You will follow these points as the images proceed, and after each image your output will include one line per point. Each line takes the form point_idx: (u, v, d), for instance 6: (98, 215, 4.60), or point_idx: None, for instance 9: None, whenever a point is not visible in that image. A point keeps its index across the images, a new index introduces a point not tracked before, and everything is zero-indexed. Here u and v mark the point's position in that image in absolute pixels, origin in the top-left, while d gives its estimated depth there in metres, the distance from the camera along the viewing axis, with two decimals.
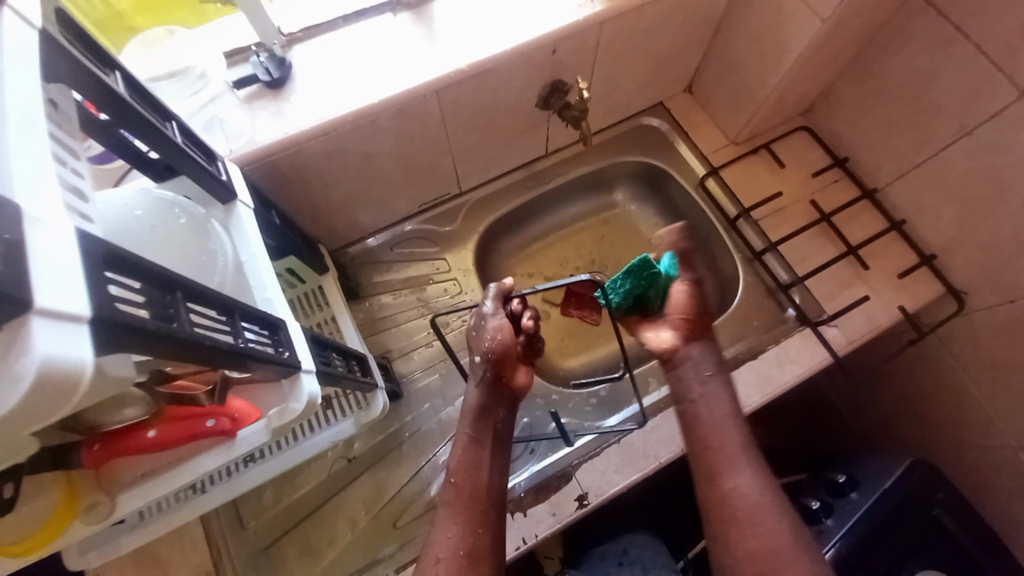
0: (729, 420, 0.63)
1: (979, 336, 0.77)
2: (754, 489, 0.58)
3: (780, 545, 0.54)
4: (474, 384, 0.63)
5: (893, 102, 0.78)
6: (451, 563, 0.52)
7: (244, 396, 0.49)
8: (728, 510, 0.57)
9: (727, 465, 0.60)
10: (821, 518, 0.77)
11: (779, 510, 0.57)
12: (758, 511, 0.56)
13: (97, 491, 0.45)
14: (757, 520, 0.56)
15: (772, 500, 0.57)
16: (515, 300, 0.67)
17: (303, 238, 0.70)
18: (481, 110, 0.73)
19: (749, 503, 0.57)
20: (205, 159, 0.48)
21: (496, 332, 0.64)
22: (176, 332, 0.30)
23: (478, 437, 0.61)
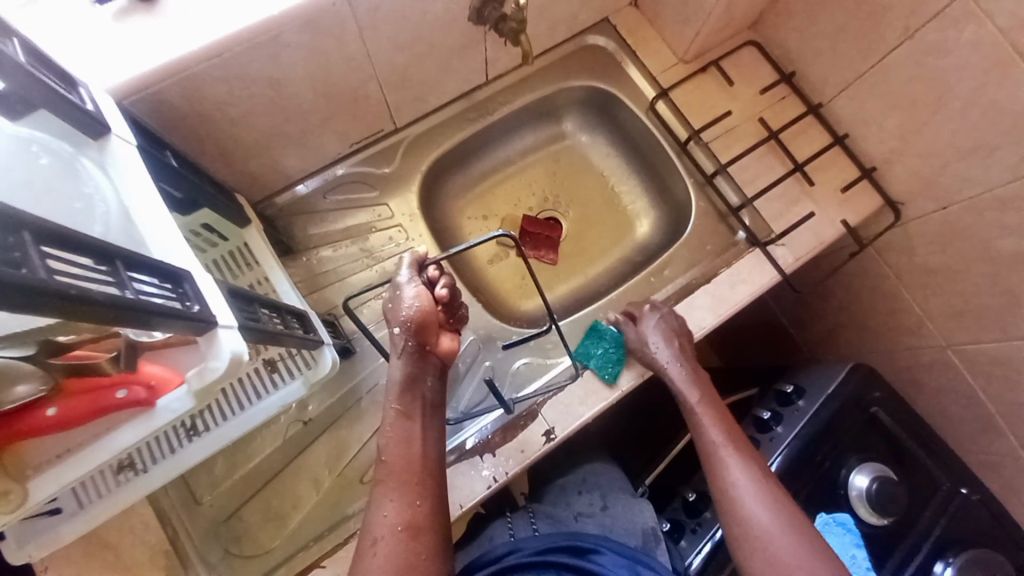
0: (730, 424, 0.69)
1: (913, 244, 0.80)
2: (748, 477, 0.63)
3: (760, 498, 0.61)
4: (398, 355, 0.60)
5: (839, 8, 0.75)
6: (389, 539, 0.51)
7: (162, 360, 0.44)
8: (729, 495, 0.63)
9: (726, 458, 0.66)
10: (772, 427, 0.81)
11: (778, 498, 0.61)
12: (750, 495, 0.62)
13: (2, 480, 0.39)
14: (752, 500, 0.61)
15: (767, 485, 0.62)
16: (431, 268, 0.64)
17: (214, 185, 0.62)
18: (406, 27, 0.64)
19: (744, 487, 0.62)
20: (62, 85, 0.40)
21: (413, 301, 0.60)
22: (14, 278, 0.24)
23: (408, 409, 0.58)
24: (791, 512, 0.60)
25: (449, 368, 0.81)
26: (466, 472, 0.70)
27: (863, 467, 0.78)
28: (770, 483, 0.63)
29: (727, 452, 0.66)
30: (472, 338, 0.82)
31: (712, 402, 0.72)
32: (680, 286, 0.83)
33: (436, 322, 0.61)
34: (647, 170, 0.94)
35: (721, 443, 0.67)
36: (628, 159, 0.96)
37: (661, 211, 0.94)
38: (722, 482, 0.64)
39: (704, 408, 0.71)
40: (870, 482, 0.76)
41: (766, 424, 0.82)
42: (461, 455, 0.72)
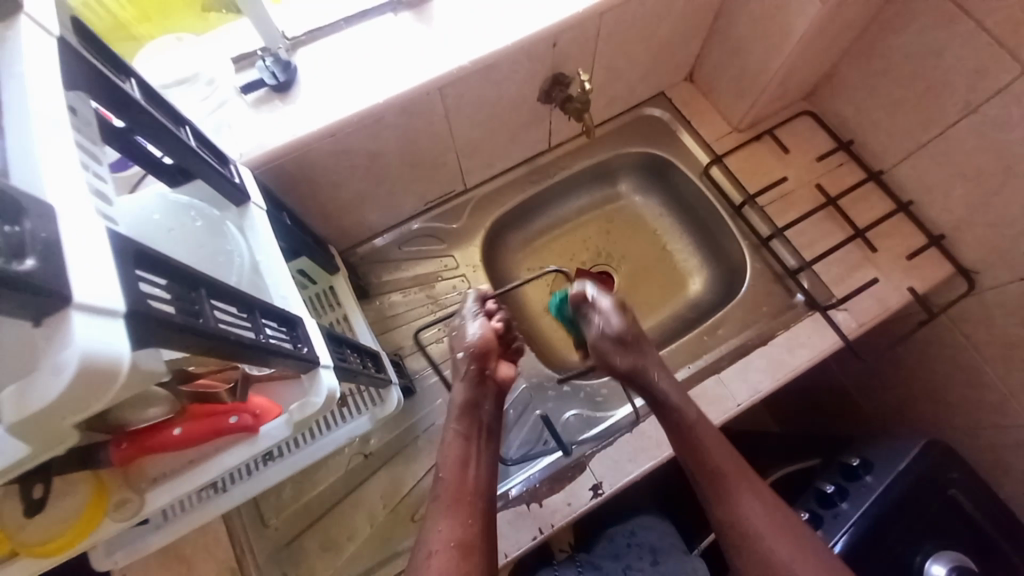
0: (724, 444, 0.65)
1: (990, 316, 0.77)
2: (759, 511, 0.61)
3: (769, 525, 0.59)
4: (461, 379, 0.66)
5: (895, 83, 0.77)
6: (442, 555, 0.53)
7: (265, 393, 0.51)
8: (743, 536, 0.60)
9: (731, 491, 0.62)
10: (836, 503, 0.76)
11: (790, 531, 0.59)
12: (765, 531, 0.59)
13: (127, 488, 0.46)
14: (767, 539, 0.59)
15: (777, 518, 0.60)
16: (491, 302, 0.72)
17: (313, 238, 0.71)
18: (483, 106, 0.73)
19: (756, 524, 0.60)
20: (218, 161, 0.48)
21: (476, 332, 0.68)
22: (201, 327, 0.30)
23: (466, 430, 0.63)
24: (805, 543, 0.59)
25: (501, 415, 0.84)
26: (514, 521, 0.72)
27: (938, 557, 0.72)
28: (778, 510, 0.61)
29: (733, 486, 0.62)
30: (521, 390, 0.85)
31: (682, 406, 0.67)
32: (735, 346, 0.82)
33: (495, 349, 0.67)
34: (701, 231, 0.97)
35: (724, 476, 0.63)
36: (682, 219, 0.99)
37: (715, 270, 0.95)
38: (734, 521, 0.61)
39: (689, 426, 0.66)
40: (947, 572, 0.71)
41: (830, 499, 0.77)
42: (507, 503, 0.73)
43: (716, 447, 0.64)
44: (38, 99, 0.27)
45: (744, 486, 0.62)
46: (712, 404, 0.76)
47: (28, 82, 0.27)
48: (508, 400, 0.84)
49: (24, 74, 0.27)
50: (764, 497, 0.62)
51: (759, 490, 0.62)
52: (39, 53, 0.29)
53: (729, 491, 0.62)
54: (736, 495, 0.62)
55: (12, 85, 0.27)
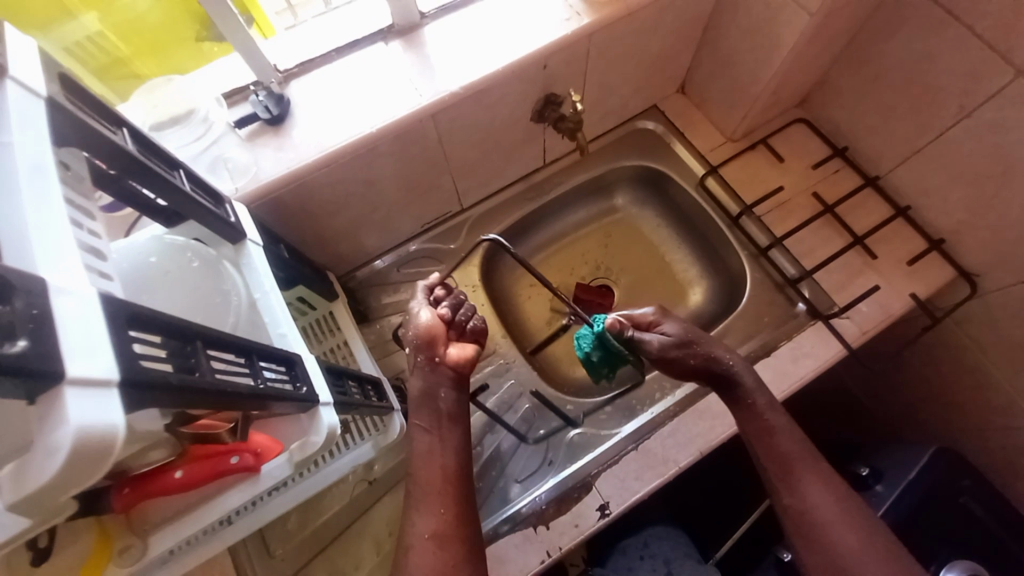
0: (796, 432, 0.62)
1: (996, 318, 0.76)
2: (828, 501, 0.58)
3: (835, 514, 0.57)
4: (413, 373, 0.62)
5: (889, 89, 0.77)
6: (420, 547, 0.54)
7: (266, 430, 0.50)
8: (809, 524, 0.57)
9: (800, 478, 0.60)
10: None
11: (863, 525, 0.56)
12: (833, 521, 0.57)
13: (130, 534, 0.46)
14: (835, 528, 0.56)
15: (847, 509, 0.57)
16: (439, 290, 0.68)
17: (311, 266, 0.72)
18: (476, 128, 0.74)
19: (824, 512, 0.57)
20: (213, 202, 0.48)
21: (421, 321, 0.64)
22: (198, 382, 0.30)
23: (429, 424, 0.59)
24: (877, 537, 0.56)
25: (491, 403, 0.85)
26: (521, 544, 0.71)
27: (953, 565, 0.71)
28: (850, 501, 0.58)
29: (800, 472, 0.60)
30: (511, 383, 0.86)
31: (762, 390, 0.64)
32: (738, 357, 0.81)
33: (441, 334, 0.63)
34: (699, 241, 0.97)
35: (791, 462, 0.60)
36: (680, 230, 0.99)
37: (715, 281, 0.95)
38: (800, 508, 0.59)
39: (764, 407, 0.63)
40: None
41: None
42: (514, 525, 0.73)
43: (785, 433, 0.62)
44: (22, 161, 0.27)
45: (814, 474, 0.60)
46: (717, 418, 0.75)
47: (11, 146, 0.27)
48: (497, 389, 0.85)
49: (6, 137, 0.27)
50: (837, 488, 0.59)
51: (830, 482, 0.59)
52: (24, 115, 0.29)
53: (796, 477, 0.60)
54: (804, 483, 0.59)
55: None
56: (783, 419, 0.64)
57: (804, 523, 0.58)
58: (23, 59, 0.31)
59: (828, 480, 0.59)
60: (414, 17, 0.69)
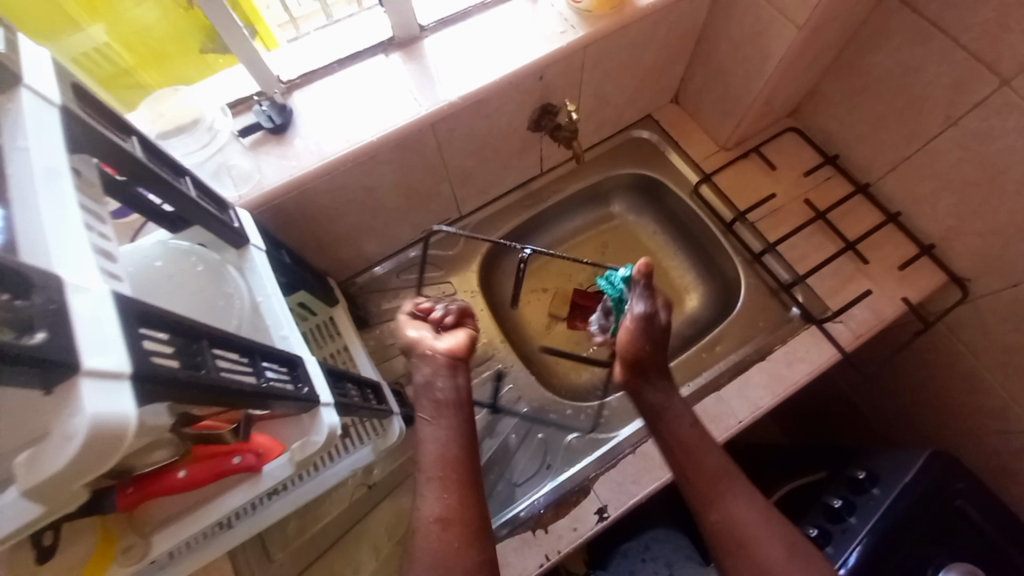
0: (707, 443, 0.61)
1: (986, 322, 0.77)
2: (751, 514, 0.56)
3: (759, 529, 0.55)
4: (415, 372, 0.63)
5: (877, 99, 0.79)
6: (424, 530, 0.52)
7: (267, 432, 0.52)
8: (737, 542, 0.54)
9: (720, 492, 0.57)
10: (845, 517, 0.76)
11: (786, 536, 0.55)
12: (760, 535, 0.54)
13: (132, 533, 0.46)
14: (758, 542, 0.54)
15: (771, 521, 0.56)
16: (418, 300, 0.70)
17: (313, 272, 0.73)
18: (474, 138, 0.76)
19: (750, 527, 0.55)
20: (218, 209, 0.50)
21: (407, 329, 0.66)
22: (204, 379, 0.31)
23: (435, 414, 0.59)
24: (801, 548, 0.54)
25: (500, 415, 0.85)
26: (520, 549, 0.71)
27: (950, 569, 0.71)
28: (771, 512, 0.56)
29: (723, 487, 0.58)
30: (509, 388, 0.87)
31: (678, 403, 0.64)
32: (734, 361, 0.82)
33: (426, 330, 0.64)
34: (694, 248, 0.98)
35: (713, 475, 0.58)
36: (676, 237, 1.00)
37: (710, 286, 0.96)
38: (726, 525, 0.56)
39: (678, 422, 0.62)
40: None
41: (838, 514, 0.77)
42: (513, 529, 0.73)
43: (700, 447, 0.60)
44: (39, 166, 0.28)
45: (731, 487, 0.58)
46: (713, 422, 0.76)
47: (28, 151, 0.28)
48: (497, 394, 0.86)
49: (22, 143, 0.28)
50: (757, 501, 0.57)
51: (751, 496, 0.57)
52: (39, 123, 0.30)
53: (717, 491, 0.57)
54: (726, 496, 0.57)
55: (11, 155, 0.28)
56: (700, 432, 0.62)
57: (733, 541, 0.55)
58: (37, 69, 0.32)
59: (749, 494, 0.57)
60: (413, 30, 0.72)
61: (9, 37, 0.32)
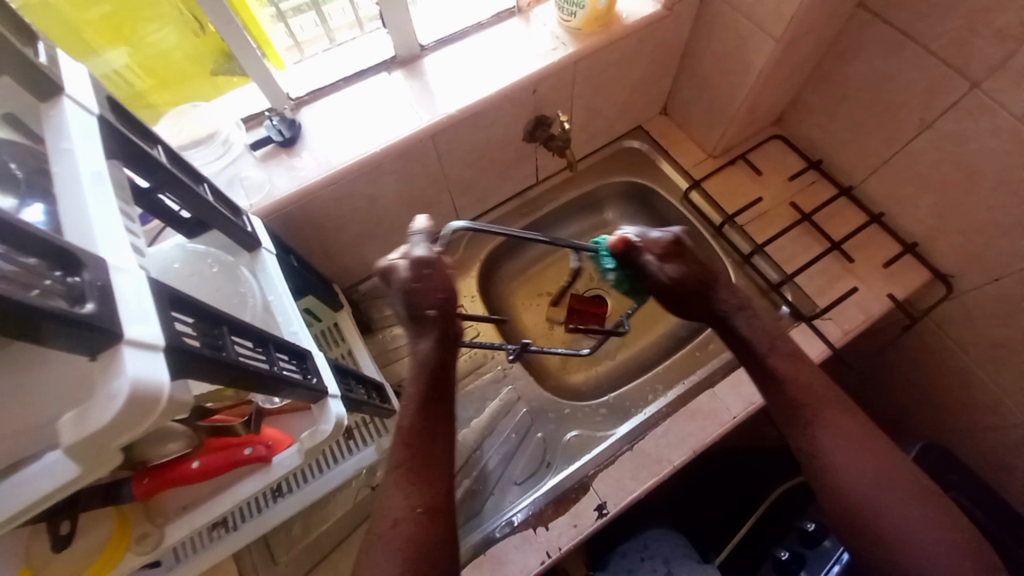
0: (806, 367, 0.57)
1: (972, 316, 0.79)
2: (848, 439, 0.52)
3: (853, 460, 0.51)
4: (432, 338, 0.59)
5: (855, 105, 0.83)
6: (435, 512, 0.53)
7: (277, 426, 0.54)
8: (827, 466, 0.52)
9: (812, 415, 0.54)
10: (819, 540, 0.76)
11: (881, 465, 0.51)
12: (855, 461, 0.51)
13: (147, 522, 0.48)
14: (850, 474, 0.51)
15: (868, 451, 0.52)
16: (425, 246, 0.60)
17: (318, 277, 0.77)
18: (471, 149, 0.80)
19: (843, 452, 0.52)
20: (233, 214, 0.53)
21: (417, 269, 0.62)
22: (226, 359, 0.34)
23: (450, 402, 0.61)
24: (897, 478, 0.51)
25: (512, 420, 0.87)
26: (521, 546, 0.72)
27: None
28: (868, 441, 0.52)
29: (816, 413, 0.54)
30: (509, 389, 0.89)
31: (770, 334, 0.59)
32: (727, 359, 0.84)
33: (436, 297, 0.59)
34: None
35: (804, 403, 0.55)
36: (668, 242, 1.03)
37: None
38: (817, 448, 0.53)
39: (774, 352, 0.58)
40: None
41: (812, 537, 0.76)
42: (513, 529, 0.74)
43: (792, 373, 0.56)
44: (84, 166, 0.31)
45: (828, 408, 0.54)
46: (708, 418, 0.78)
47: (74, 153, 0.32)
48: (498, 394, 0.88)
49: (67, 144, 0.32)
50: (857, 427, 0.53)
51: (849, 423, 0.53)
52: (82, 129, 0.33)
53: (809, 419, 0.54)
54: (817, 419, 0.54)
55: (58, 155, 0.31)
56: (796, 355, 0.58)
57: (819, 468, 0.53)
58: (76, 81, 0.36)
59: (848, 422, 0.53)
60: (415, 49, 0.77)
61: (50, 54, 0.35)
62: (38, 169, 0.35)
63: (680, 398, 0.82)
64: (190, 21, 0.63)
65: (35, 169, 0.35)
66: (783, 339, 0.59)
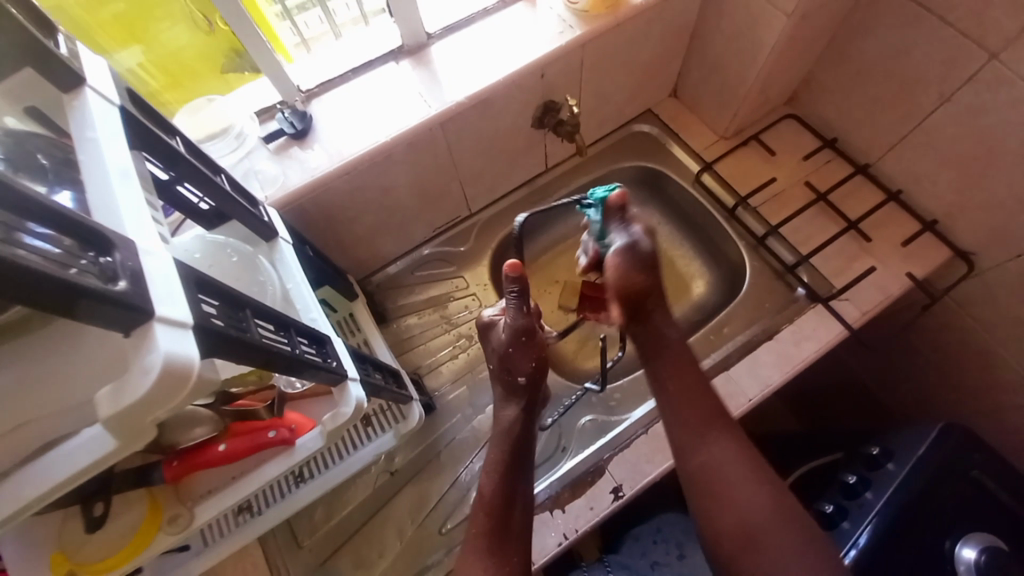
0: (701, 395, 0.63)
1: (994, 294, 0.77)
2: (732, 456, 0.59)
3: (735, 470, 0.58)
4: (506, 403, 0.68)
5: (869, 81, 0.81)
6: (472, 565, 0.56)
7: (299, 410, 0.56)
8: (712, 483, 0.58)
9: (707, 437, 0.61)
10: (861, 493, 0.73)
11: (759, 475, 0.58)
12: (737, 477, 0.58)
13: (177, 504, 0.49)
14: (737, 489, 0.58)
15: (751, 468, 0.59)
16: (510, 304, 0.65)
17: (333, 267, 0.78)
18: (481, 137, 0.80)
19: (729, 473, 0.58)
20: (250, 204, 0.54)
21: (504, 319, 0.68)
22: (250, 340, 0.35)
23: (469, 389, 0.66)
24: (777, 499, 0.57)
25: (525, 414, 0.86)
26: (539, 528, 0.73)
27: (968, 539, 0.68)
28: (753, 462, 0.59)
29: (712, 436, 0.60)
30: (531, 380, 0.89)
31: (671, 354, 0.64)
32: (741, 343, 0.83)
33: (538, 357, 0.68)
34: (699, 235, 1.00)
35: (702, 422, 0.61)
36: (683, 227, 1.02)
37: (716, 273, 0.98)
38: (706, 469, 0.59)
39: (678, 370, 0.63)
40: (978, 555, 0.67)
41: (854, 489, 0.74)
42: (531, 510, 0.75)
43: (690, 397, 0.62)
44: (109, 152, 0.33)
45: (725, 433, 0.61)
46: (723, 400, 0.78)
47: (99, 141, 0.33)
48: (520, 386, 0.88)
49: (93, 134, 0.33)
50: (740, 444, 0.61)
51: (737, 443, 0.60)
52: (105, 119, 0.34)
53: (704, 437, 0.60)
54: (711, 441, 0.60)
55: (84, 144, 0.33)
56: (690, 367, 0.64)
57: (712, 484, 0.58)
58: (97, 73, 0.37)
59: (735, 441, 0.60)
60: (422, 38, 0.76)
61: (70, 47, 0.36)
62: (64, 160, 0.36)
63: None
64: (199, 20, 0.64)
65: (61, 160, 0.36)
66: (680, 347, 0.64)
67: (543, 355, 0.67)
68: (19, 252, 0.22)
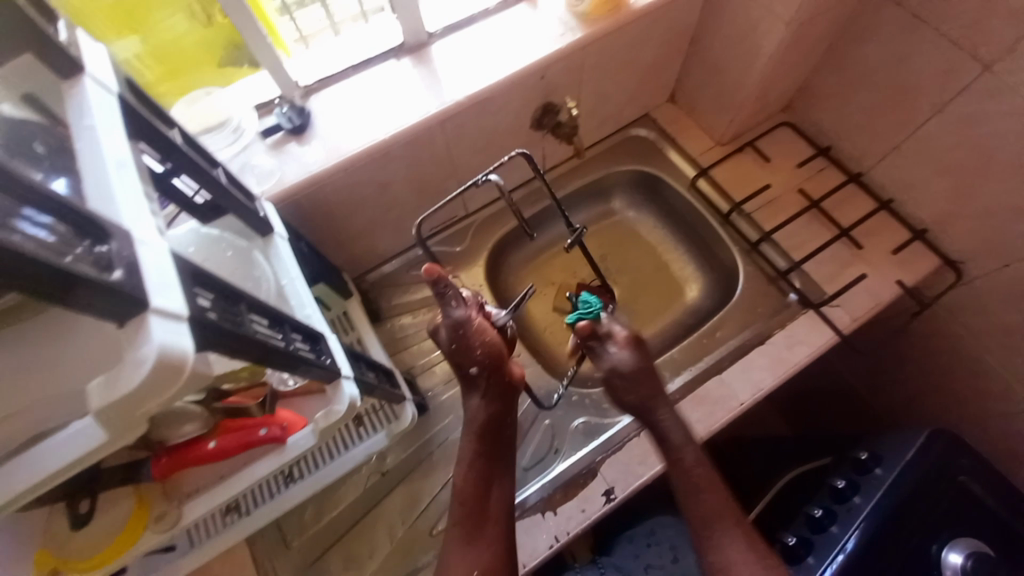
0: (716, 489, 0.65)
1: (983, 303, 0.79)
2: (742, 552, 0.61)
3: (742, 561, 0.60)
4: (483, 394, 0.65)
5: (866, 90, 0.83)
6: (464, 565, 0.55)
7: (291, 408, 0.55)
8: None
9: (716, 534, 0.63)
10: (849, 497, 0.73)
11: (767, 568, 0.59)
12: (745, 574, 0.59)
13: (165, 501, 0.48)
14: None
15: (761, 565, 0.60)
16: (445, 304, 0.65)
17: (328, 263, 0.77)
18: (480, 137, 0.80)
19: (738, 569, 0.59)
20: (247, 198, 0.53)
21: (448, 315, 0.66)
22: (244, 334, 0.35)
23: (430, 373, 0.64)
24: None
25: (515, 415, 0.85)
26: (530, 530, 0.73)
27: (955, 544, 0.69)
28: (762, 555, 0.61)
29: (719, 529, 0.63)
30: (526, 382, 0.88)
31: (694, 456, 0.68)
32: (735, 347, 0.84)
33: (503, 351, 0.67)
34: (693, 240, 1.01)
35: (710, 514, 0.64)
36: (677, 232, 1.03)
37: (710, 278, 0.99)
38: (716, 566, 0.61)
39: (694, 468, 0.67)
40: (965, 560, 0.68)
41: (842, 494, 0.74)
42: (523, 511, 0.75)
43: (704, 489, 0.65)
44: (105, 140, 0.32)
45: (733, 530, 0.63)
46: (716, 404, 0.78)
47: (95, 129, 0.32)
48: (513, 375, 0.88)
49: (90, 122, 0.32)
50: (751, 539, 0.62)
51: (746, 534, 0.62)
52: (103, 108, 0.34)
53: (713, 533, 0.63)
54: (721, 539, 0.62)
55: (81, 132, 0.32)
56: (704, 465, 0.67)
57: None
58: (96, 61, 0.36)
59: (744, 532, 0.62)
60: (423, 36, 0.76)
61: (71, 33, 0.35)
62: (59, 147, 0.36)
63: (691, 384, 0.82)
64: (198, 11, 0.64)
65: (57, 147, 0.36)
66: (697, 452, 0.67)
67: (490, 342, 0.65)
68: (13, 237, 0.21)
